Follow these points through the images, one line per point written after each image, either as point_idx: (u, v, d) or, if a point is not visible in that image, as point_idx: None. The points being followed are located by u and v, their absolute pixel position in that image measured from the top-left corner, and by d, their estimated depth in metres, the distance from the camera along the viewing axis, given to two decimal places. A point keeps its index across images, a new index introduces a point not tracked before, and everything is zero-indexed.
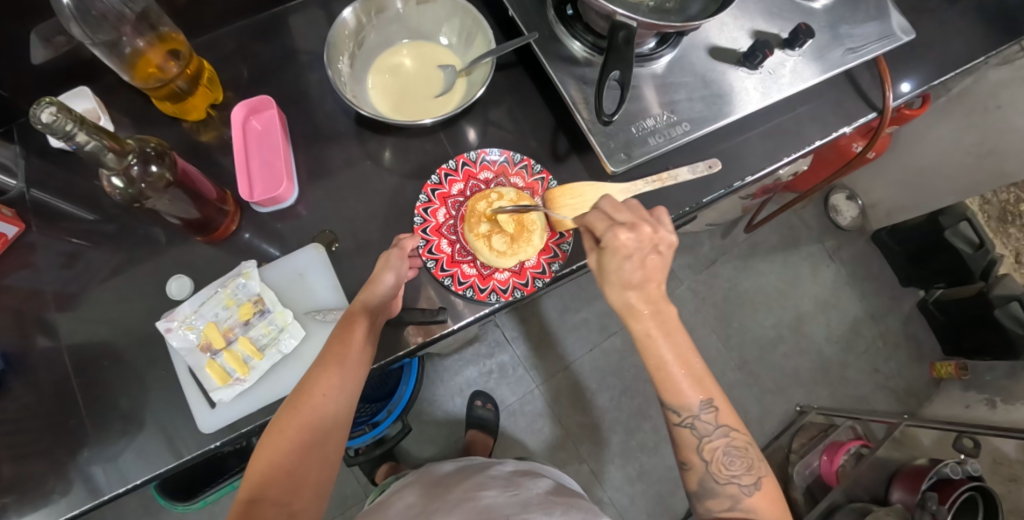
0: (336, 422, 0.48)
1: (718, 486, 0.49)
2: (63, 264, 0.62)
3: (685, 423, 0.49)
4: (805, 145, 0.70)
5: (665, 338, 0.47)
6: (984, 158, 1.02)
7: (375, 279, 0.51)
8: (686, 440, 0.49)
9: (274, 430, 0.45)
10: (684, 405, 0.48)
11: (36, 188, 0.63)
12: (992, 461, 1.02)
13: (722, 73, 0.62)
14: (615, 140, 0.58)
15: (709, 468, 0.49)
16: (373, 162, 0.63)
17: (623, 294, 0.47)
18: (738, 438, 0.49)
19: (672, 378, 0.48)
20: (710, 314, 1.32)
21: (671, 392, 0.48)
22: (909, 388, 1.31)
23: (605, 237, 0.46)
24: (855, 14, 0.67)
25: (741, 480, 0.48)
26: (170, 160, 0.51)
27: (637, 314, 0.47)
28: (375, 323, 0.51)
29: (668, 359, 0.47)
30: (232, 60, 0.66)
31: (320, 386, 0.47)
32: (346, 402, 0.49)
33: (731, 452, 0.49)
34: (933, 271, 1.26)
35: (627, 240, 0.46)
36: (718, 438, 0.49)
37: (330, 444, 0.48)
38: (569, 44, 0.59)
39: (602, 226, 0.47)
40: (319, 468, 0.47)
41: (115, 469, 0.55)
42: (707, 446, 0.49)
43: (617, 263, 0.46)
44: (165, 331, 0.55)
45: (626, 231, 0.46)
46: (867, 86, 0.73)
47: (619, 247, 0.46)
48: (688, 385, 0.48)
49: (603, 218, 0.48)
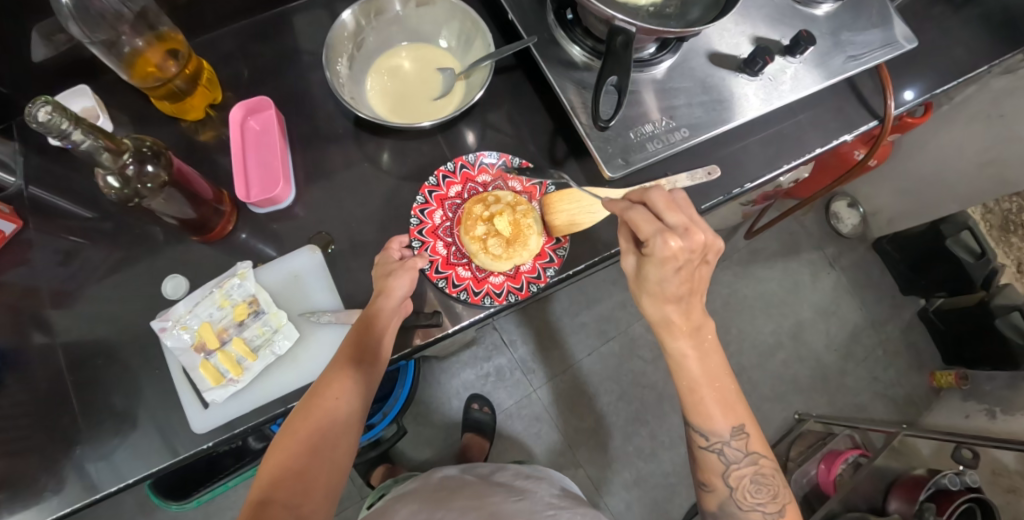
0: (348, 427, 0.48)
1: (741, 511, 0.50)
2: (59, 262, 0.62)
3: (713, 448, 0.50)
4: (805, 153, 0.70)
5: (700, 360, 0.49)
6: (985, 166, 1.02)
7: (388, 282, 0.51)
8: (711, 463, 0.51)
9: (287, 432, 0.46)
10: (714, 431, 0.50)
11: (34, 185, 0.63)
12: (990, 471, 1.01)
13: (722, 80, 0.62)
14: (612, 145, 0.57)
15: (733, 494, 0.51)
16: (371, 164, 0.63)
17: (660, 307, 0.47)
18: (765, 466, 0.50)
19: (707, 403, 0.49)
20: (709, 320, 1.32)
21: (702, 417, 0.50)
22: (908, 397, 1.30)
23: (653, 243, 0.43)
24: (857, 21, 0.67)
25: (766, 508, 0.50)
26: (165, 160, 0.51)
27: (672, 329, 0.48)
28: (390, 326, 0.51)
29: (700, 382, 0.49)
30: (232, 60, 0.66)
31: (334, 389, 0.47)
32: (359, 407, 0.49)
33: (758, 480, 0.50)
34: (935, 280, 1.25)
35: (677, 248, 0.43)
36: (746, 464, 0.50)
37: (341, 449, 0.47)
38: (568, 49, 0.59)
39: (649, 230, 0.44)
40: (329, 473, 0.46)
41: (108, 467, 0.55)
42: (734, 472, 0.50)
43: (659, 273, 0.45)
44: (159, 331, 0.55)
45: (678, 240, 0.43)
46: (868, 94, 0.73)
47: (668, 256, 0.43)
48: (720, 413, 0.49)
49: (652, 221, 0.44)
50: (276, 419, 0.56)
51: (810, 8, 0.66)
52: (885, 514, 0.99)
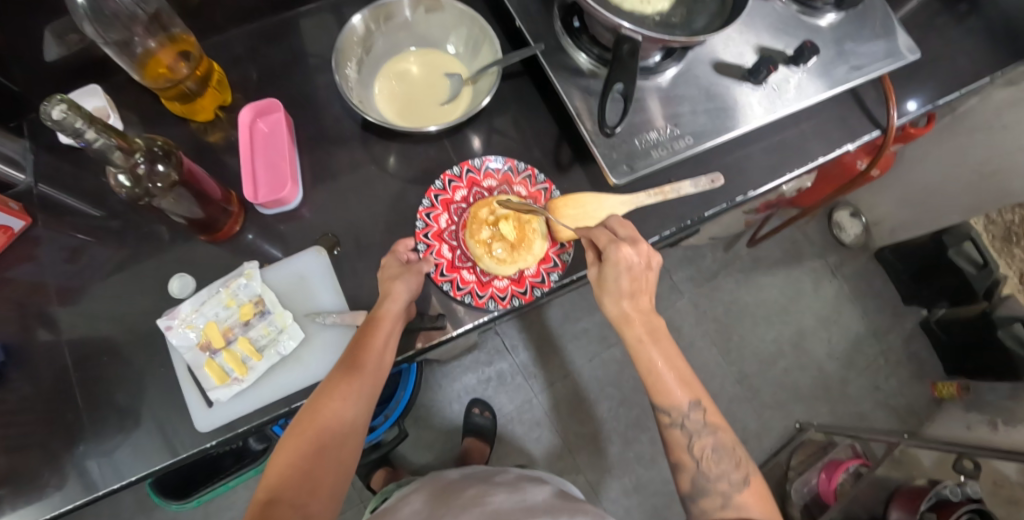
0: (354, 427, 0.48)
1: (710, 483, 0.50)
2: (66, 259, 0.62)
3: (676, 424, 0.51)
4: (809, 161, 0.70)
5: (654, 342, 0.50)
6: (989, 177, 1.02)
7: (394, 285, 0.51)
8: (676, 439, 0.51)
9: (293, 433, 0.45)
10: (672, 405, 0.51)
11: (44, 183, 0.64)
12: (992, 483, 0.96)
13: (727, 88, 0.63)
14: (617, 151, 0.58)
15: (700, 467, 0.50)
16: (377, 166, 0.63)
17: (618, 302, 0.50)
18: (725, 435, 0.51)
19: (663, 378, 0.51)
20: (710, 327, 1.32)
21: (661, 393, 0.51)
22: (910, 407, 1.30)
23: (608, 249, 0.50)
24: (861, 31, 0.68)
25: (732, 476, 0.50)
26: (176, 160, 0.51)
27: (629, 321, 0.50)
28: (396, 328, 0.51)
29: (658, 362, 0.50)
30: (242, 63, 0.67)
31: (340, 390, 0.47)
32: (365, 407, 0.49)
33: (720, 450, 0.51)
34: (936, 290, 1.25)
35: (628, 253, 0.50)
36: (707, 435, 0.51)
37: (348, 449, 0.47)
38: (575, 55, 0.59)
39: (605, 241, 0.51)
40: (336, 474, 0.46)
41: (111, 464, 0.55)
42: (697, 443, 0.51)
43: (614, 273, 0.50)
44: (165, 329, 0.55)
45: (627, 247, 0.50)
46: (872, 104, 0.73)
47: (621, 259, 0.50)
48: (677, 387, 0.51)
49: (606, 234, 0.52)
50: (279, 419, 0.56)
51: (814, 19, 0.67)
52: None
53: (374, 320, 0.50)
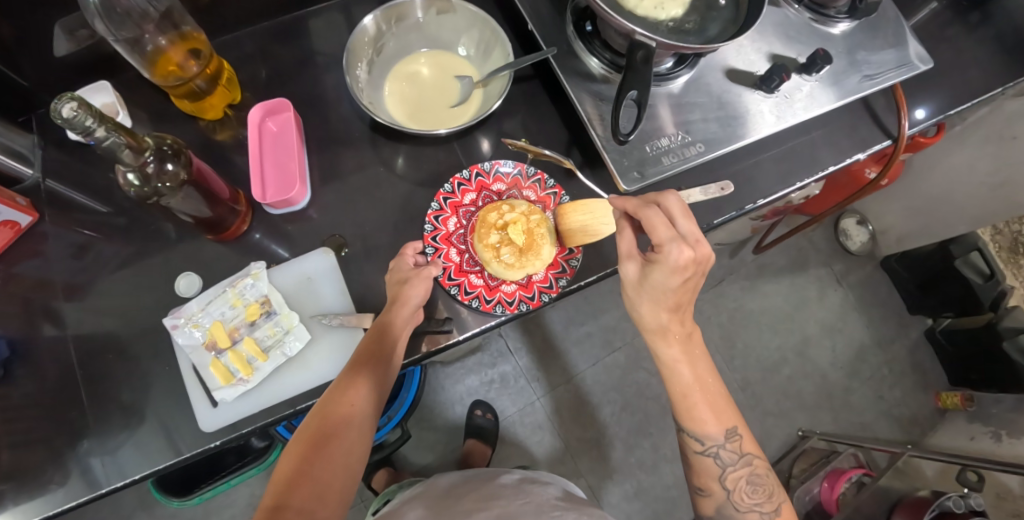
0: (362, 432, 0.48)
1: (739, 513, 0.53)
2: (73, 255, 0.62)
3: (709, 453, 0.53)
4: (819, 170, 0.70)
5: (689, 365, 0.52)
6: (997, 189, 1.01)
7: (403, 291, 0.52)
8: (709, 469, 0.53)
9: (301, 437, 0.46)
10: (708, 435, 0.53)
11: (51, 178, 0.64)
12: (994, 495, 0.96)
13: (738, 96, 0.62)
14: (628, 158, 0.58)
15: (730, 496, 0.53)
16: (386, 168, 0.63)
17: (657, 309, 0.50)
18: (759, 466, 0.53)
19: (702, 409, 0.52)
20: (713, 332, 1.32)
21: (694, 422, 0.52)
22: (913, 417, 1.29)
23: (666, 250, 0.46)
24: (873, 41, 0.67)
25: (762, 508, 0.52)
26: (185, 159, 0.51)
27: (666, 333, 0.51)
28: (404, 334, 0.51)
29: (693, 388, 0.52)
30: (252, 61, 0.67)
31: (349, 395, 0.48)
32: (372, 413, 0.49)
33: (754, 481, 0.53)
34: (941, 300, 1.24)
35: (687, 258, 0.46)
36: (741, 467, 0.53)
37: (356, 454, 0.47)
38: (586, 60, 0.59)
39: (664, 235, 0.46)
40: (344, 479, 0.45)
41: (114, 462, 0.55)
42: (730, 474, 0.53)
43: (664, 276, 0.47)
44: (171, 328, 0.55)
45: (690, 249, 0.46)
46: (883, 113, 0.73)
47: (677, 264, 0.46)
48: (712, 418, 0.52)
49: (667, 226, 0.46)
50: (283, 421, 0.56)
51: (828, 27, 0.67)
52: None
53: (381, 325, 0.50)
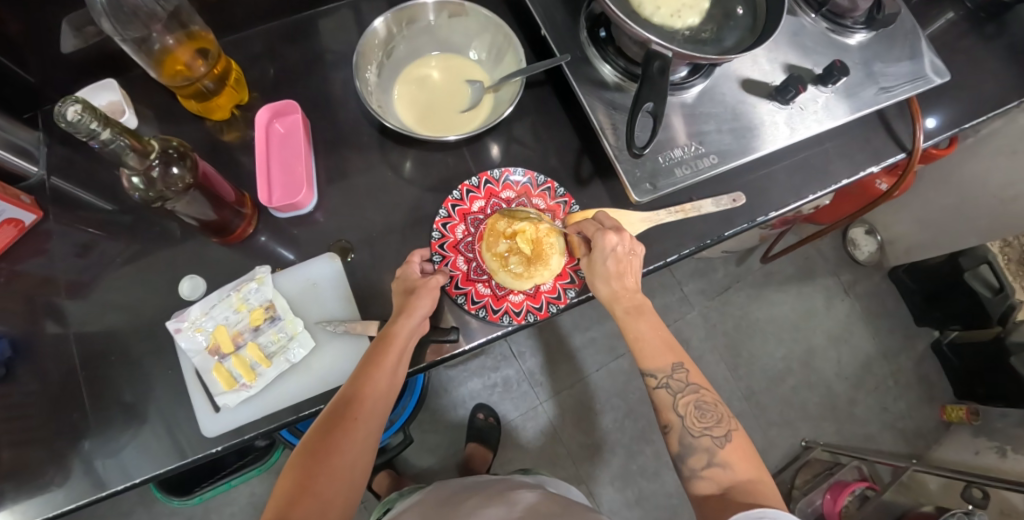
0: (364, 446, 0.47)
1: (695, 439, 0.50)
2: (77, 253, 0.62)
3: (662, 385, 0.53)
4: (832, 183, 0.69)
5: (640, 317, 0.54)
6: (1008, 202, 0.99)
7: (410, 304, 0.51)
8: (663, 399, 0.53)
9: (304, 452, 0.45)
10: (659, 366, 0.53)
11: (56, 175, 0.63)
12: (999, 511, 0.95)
13: (753, 107, 0.61)
14: (641, 169, 0.57)
15: (685, 423, 0.51)
16: (394, 172, 0.62)
17: (607, 283, 0.53)
18: (708, 395, 0.53)
19: (648, 341, 0.54)
20: (718, 340, 1.31)
21: (645, 355, 0.54)
22: (918, 430, 1.29)
23: (594, 237, 0.53)
24: (890, 52, 0.66)
25: (714, 432, 0.50)
26: (190, 162, 0.50)
27: (618, 298, 0.54)
28: (408, 346, 0.51)
29: (644, 331, 0.54)
30: (260, 61, 0.66)
31: (353, 409, 0.47)
32: (376, 427, 0.48)
33: (703, 407, 0.52)
34: (947, 312, 1.23)
35: (613, 240, 0.52)
36: (690, 393, 0.52)
37: (358, 469, 0.46)
38: (599, 67, 0.58)
39: (592, 230, 0.54)
40: (345, 493, 0.45)
41: (116, 464, 0.54)
42: (681, 401, 0.52)
43: (601, 257, 0.53)
44: (174, 332, 0.54)
45: (613, 234, 0.53)
46: (898, 126, 0.72)
47: (605, 244, 0.52)
48: (662, 348, 0.54)
49: (593, 224, 0.55)
50: (286, 427, 0.55)
51: (844, 38, 0.66)
52: None
53: (387, 338, 0.50)
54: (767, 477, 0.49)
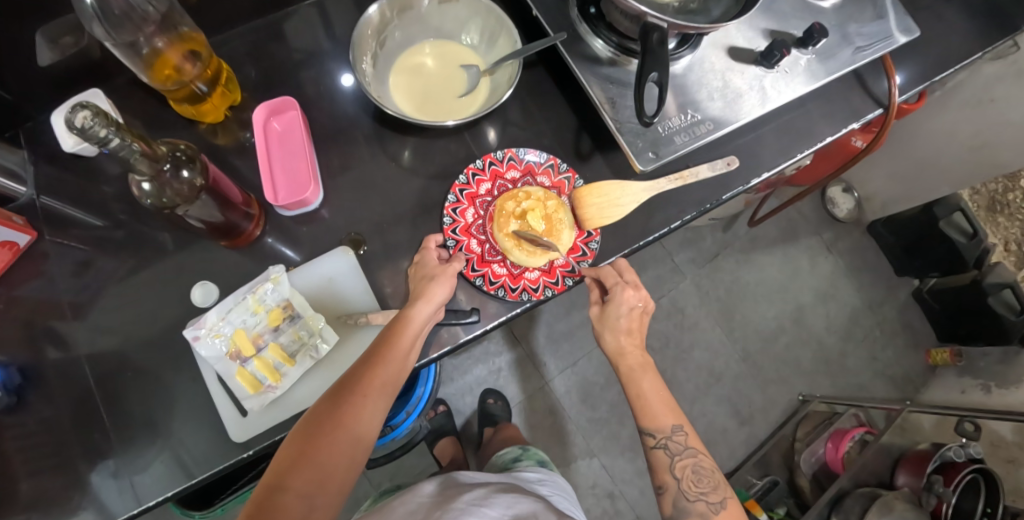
0: (370, 425, 0.47)
1: (689, 503, 0.55)
2: (76, 272, 0.60)
3: (660, 445, 0.57)
4: (817, 142, 0.72)
5: (646, 374, 0.58)
6: (977, 150, 1.05)
7: (426, 289, 0.52)
8: (660, 460, 0.57)
9: (308, 422, 0.45)
10: (659, 428, 0.57)
11: (46, 194, 0.62)
12: (989, 444, 1.03)
13: (741, 72, 0.63)
14: (643, 138, 0.58)
15: (681, 486, 0.56)
16: (395, 162, 0.63)
17: (617, 337, 0.58)
18: (705, 459, 0.57)
19: (652, 403, 0.57)
20: (712, 306, 1.34)
21: (648, 417, 0.57)
22: (906, 375, 1.35)
23: (615, 290, 0.57)
24: (864, 12, 0.69)
25: (708, 497, 0.55)
26: (200, 165, 0.49)
27: (624, 354, 0.58)
28: (422, 330, 0.51)
29: (646, 391, 0.58)
30: (248, 61, 0.65)
31: (362, 387, 0.47)
32: (382, 409, 0.49)
33: (699, 471, 0.56)
34: (927, 261, 1.29)
35: (631, 297, 0.57)
36: (688, 456, 0.57)
37: (361, 446, 0.46)
38: (592, 43, 0.59)
39: (613, 280, 0.57)
40: (344, 468, 0.45)
41: (144, 480, 0.54)
42: (678, 464, 0.56)
43: (617, 312, 0.57)
44: (192, 340, 0.53)
45: (632, 291, 0.58)
46: (874, 82, 0.75)
47: (624, 300, 0.57)
48: (663, 411, 0.57)
49: (614, 274, 0.58)
50: None
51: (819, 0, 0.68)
52: (893, 488, 1.03)
53: (402, 319, 0.51)
54: None
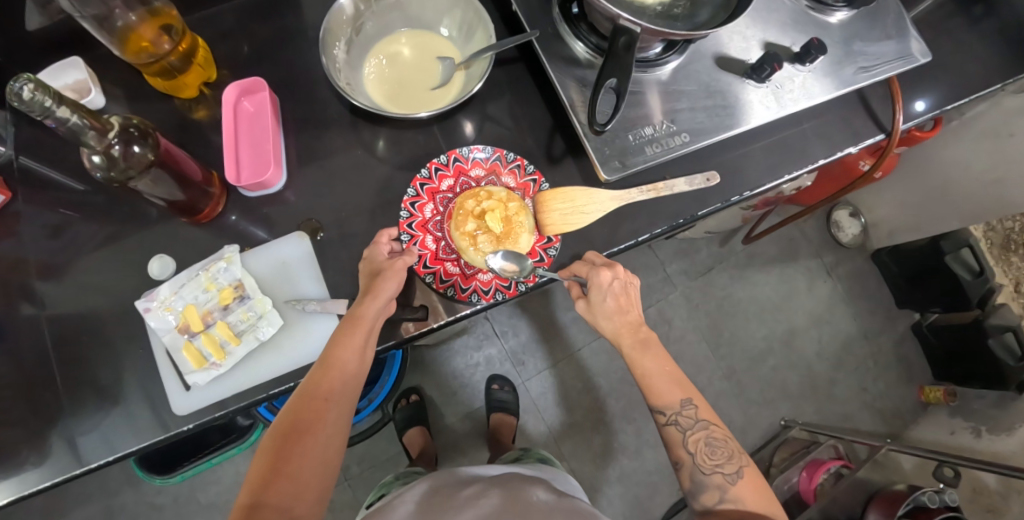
0: (337, 427, 0.48)
1: (705, 476, 0.52)
2: (48, 235, 0.61)
3: (672, 421, 0.54)
4: (808, 163, 0.69)
5: (646, 353, 0.55)
6: (990, 186, 1.00)
7: (376, 286, 0.50)
8: (673, 437, 0.54)
9: (276, 435, 0.46)
10: (667, 403, 0.54)
11: (25, 155, 0.63)
12: (971, 489, 1.02)
13: (728, 84, 0.61)
14: (610, 147, 0.57)
15: (695, 460, 0.53)
16: (366, 151, 0.62)
17: (609, 320, 0.55)
18: (718, 430, 0.54)
19: (657, 379, 0.54)
20: (701, 321, 1.32)
21: (653, 394, 0.55)
22: (896, 410, 1.31)
23: (590, 278, 0.54)
24: (871, 31, 0.65)
25: (725, 469, 0.52)
26: (153, 141, 0.50)
27: (621, 335, 0.55)
28: (376, 327, 0.51)
29: (650, 370, 0.55)
30: (231, 37, 0.65)
31: (323, 391, 0.48)
32: (346, 408, 0.49)
33: (712, 443, 0.54)
34: (929, 295, 1.24)
35: (608, 277, 0.54)
36: (699, 430, 0.54)
37: (332, 448, 0.48)
38: (571, 44, 0.57)
39: (585, 270, 0.55)
40: (320, 473, 0.46)
41: (86, 445, 0.54)
42: (691, 439, 0.54)
43: (599, 296, 0.54)
44: (144, 311, 0.54)
45: (607, 269, 0.54)
46: (877, 106, 0.72)
47: (602, 283, 0.54)
48: (671, 385, 0.55)
49: (584, 263, 0.55)
50: (258, 405, 0.55)
51: (824, 16, 0.65)
52: None
53: (353, 319, 0.50)
54: (776, 506, 0.52)
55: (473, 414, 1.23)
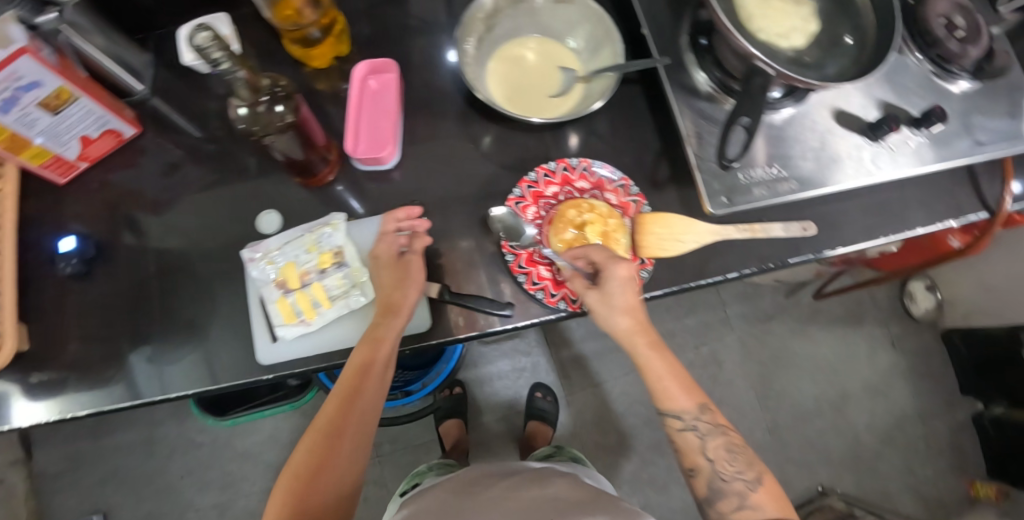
0: (369, 415, 0.53)
1: (726, 484, 0.51)
2: (162, 172, 0.65)
3: (688, 426, 0.53)
4: (905, 230, 0.66)
5: (657, 354, 0.53)
6: None
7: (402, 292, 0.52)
8: (690, 443, 0.53)
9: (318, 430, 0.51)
10: (684, 408, 0.53)
11: (157, 97, 0.67)
12: None
13: (843, 139, 0.60)
14: (718, 182, 0.56)
15: (715, 468, 0.52)
16: (473, 144, 0.64)
17: (617, 317, 0.52)
18: (735, 436, 0.54)
19: (666, 379, 0.53)
20: (751, 368, 1.29)
21: (668, 399, 0.53)
22: (942, 498, 1.24)
23: (611, 267, 0.52)
24: (994, 105, 0.64)
25: (745, 476, 0.51)
26: (293, 104, 0.53)
27: (633, 334, 0.53)
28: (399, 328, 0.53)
29: (663, 371, 0.53)
30: (362, 17, 0.68)
31: (356, 390, 0.51)
32: (376, 398, 0.54)
33: (733, 449, 0.53)
34: (1001, 386, 1.19)
35: (628, 272, 0.52)
36: (717, 435, 0.53)
37: (366, 433, 0.53)
38: (695, 75, 0.58)
39: (603, 257, 0.53)
40: (359, 454, 0.52)
41: (165, 375, 0.57)
42: (710, 445, 0.53)
43: (613, 287, 0.52)
44: (247, 260, 0.57)
45: (625, 264, 0.53)
46: (991, 183, 0.69)
47: (621, 276, 0.52)
48: (680, 389, 0.53)
49: (603, 251, 0.53)
50: (330, 370, 0.57)
51: (946, 83, 0.64)
52: None
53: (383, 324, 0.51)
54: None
55: (507, 417, 1.23)
